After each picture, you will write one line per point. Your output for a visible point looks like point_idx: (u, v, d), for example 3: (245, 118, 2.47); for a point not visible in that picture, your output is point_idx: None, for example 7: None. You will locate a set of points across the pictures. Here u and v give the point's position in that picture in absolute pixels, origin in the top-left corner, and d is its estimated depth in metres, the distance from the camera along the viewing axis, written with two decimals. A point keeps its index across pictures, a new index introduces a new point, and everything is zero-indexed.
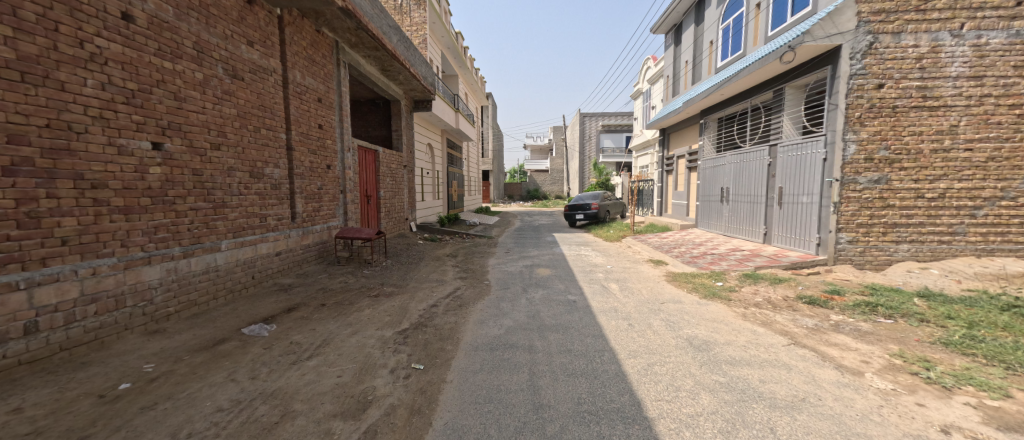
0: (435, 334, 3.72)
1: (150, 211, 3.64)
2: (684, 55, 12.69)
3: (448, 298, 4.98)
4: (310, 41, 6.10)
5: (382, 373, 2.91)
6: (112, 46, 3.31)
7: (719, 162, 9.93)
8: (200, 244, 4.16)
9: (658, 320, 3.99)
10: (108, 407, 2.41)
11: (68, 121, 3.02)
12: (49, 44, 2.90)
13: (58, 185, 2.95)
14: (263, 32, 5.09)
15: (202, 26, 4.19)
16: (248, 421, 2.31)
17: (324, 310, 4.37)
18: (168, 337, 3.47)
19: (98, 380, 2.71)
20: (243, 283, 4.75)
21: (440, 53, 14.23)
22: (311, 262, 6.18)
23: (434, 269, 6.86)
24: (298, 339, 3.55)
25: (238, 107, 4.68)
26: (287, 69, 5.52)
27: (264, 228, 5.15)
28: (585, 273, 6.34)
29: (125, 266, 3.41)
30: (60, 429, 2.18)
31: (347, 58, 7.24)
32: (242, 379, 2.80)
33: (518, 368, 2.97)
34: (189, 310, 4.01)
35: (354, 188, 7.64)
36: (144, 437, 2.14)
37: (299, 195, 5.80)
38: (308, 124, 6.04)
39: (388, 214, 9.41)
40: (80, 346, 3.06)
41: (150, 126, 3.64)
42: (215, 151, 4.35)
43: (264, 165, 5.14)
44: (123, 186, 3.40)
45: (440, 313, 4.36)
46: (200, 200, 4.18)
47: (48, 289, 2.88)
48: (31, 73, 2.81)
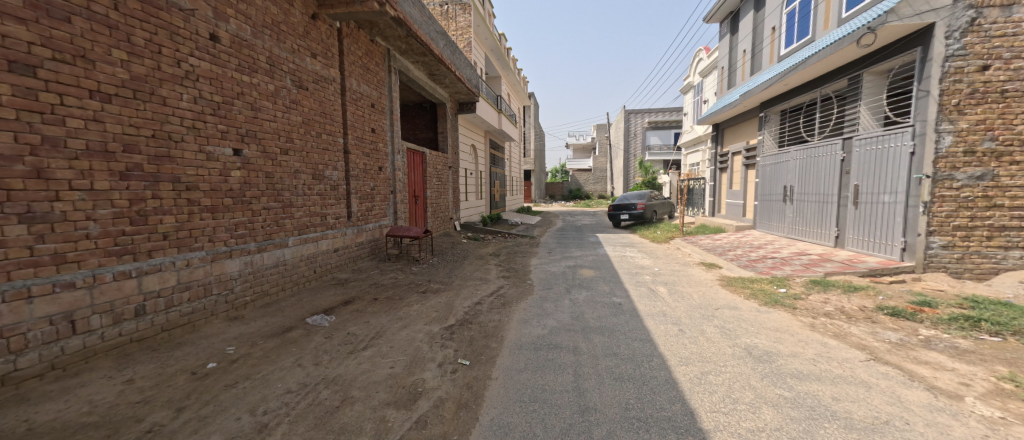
0: (480, 331, 3.80)
1: (231, 210, 4.07)
2: (742, 44, 11.87)
3: (491, 296, 5.07)
4: (365, 51, 6.48)
5: (431, 366, 3.03)
6: (202, 64, 3.75)
7: (782, 158, 9.17)
8: (271, 241, 4.58)
9: (712, 327, 3.78)
10: (199, 383, 2.74)
11: (169, 131, 3.45)
12: (155, 65, 3.34)
13: (162, 188, 3.39)
14: (324, 45, 5.49)
15: (274, 43, 4.61)
16: (313, 404, 2.51)
17: (377, 304, 4.62)
18: (244, 323, 3.86)
19: (191, 358, 3.08)
20: (306, 276, 5.16)
21: (484, 55, 14.50)
22: (364, 259, 6.56)
23: (478, 267, 7.01)
24: (354, 330, 3.79)
25: (303, 114, 5.09)
26: (345, 78, 5.91)
27: (325, 226, 5.55)
28: (630, 275, 6.15)
29: (211, 259, 3.85)
30: (163, 400, 2.52)
31: (398, 64, 7.61)
32: (307, 365, 3.05)
33: (563, 369, 2.96)
34: (262, 300, 4.43)
35: (404, 188, 8.00)
36: (228, 412, 2.40)
37: (354, 195, 6.20)
38: (363, 128, 6.43)
39: (434, 213, 9.75)
40: (177, 327, 3.50)
41: (232, 134, 4.07)
42: (284, 156, 4.76)
43: (325, 167, 5.54)
44: (210, 187, 3.83)
45: (484, 311, 4.45)
46: (272, 200, 4.60)
47: (153, 277, 3.33)
48: (141, 90, 3.24)
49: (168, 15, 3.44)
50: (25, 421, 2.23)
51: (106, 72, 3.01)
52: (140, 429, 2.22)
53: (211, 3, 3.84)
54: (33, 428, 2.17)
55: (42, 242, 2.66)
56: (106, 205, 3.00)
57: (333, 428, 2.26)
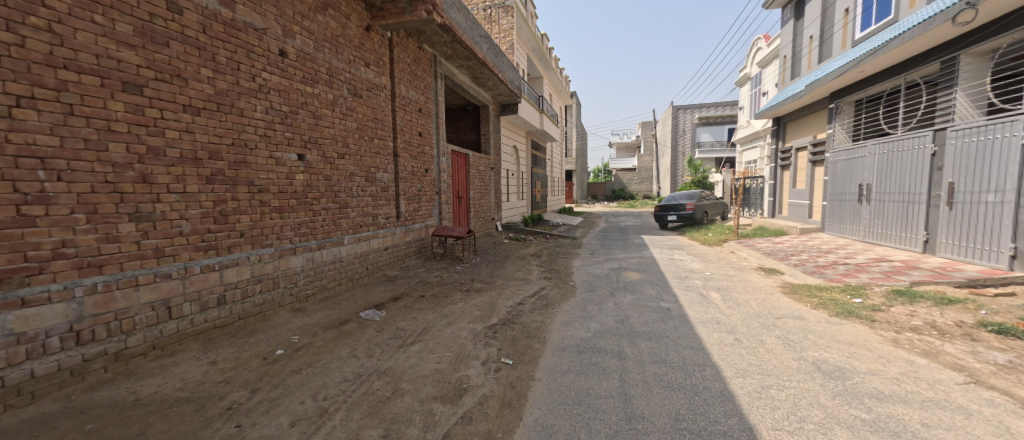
0: (523, 331, 3.82)
1: (296, 211, 4.42)
2: (809, 30, 10.88)
3: (534, 297, 5.08)
4: (413, 58, 6.76)
5: (475, 364, 3.09)
6: (273, 78, 4.12)
7: (857, 153, 8.30)
8: (329, 239, 4.91)
9: (773, 337, 3.51)
10: (270, 367, 3.01)
11: (245, 139, 3.83)
12: (234, 81, 3.72)
13: (239, 190, 3.77)
14: (377, 54, 5.81)
15: (333, 55, 4.95)
16: (367, 393, 2.66)
17: (423, 301, 4.81)
18: (306, 315, 4.18)
19: (262, 344, 3.40)
20: (360, 273, 5.48)
21: (527, 56, 14.58)
22: (411, 257, 6.84)
23: (520, 268, 7.05)
24: (403, 325, 3.97)
25: (358, 120, 5.42)
26: (395, 85, 6.20)
27: (376, 226, 5.87)
28: (679, 279, 5.87)
29: (279, 255, 4.21)
30: (240, 380, 2.80)
31: (443, 69, 7.85)
32: (361, 356, 3.24)
33: (607, 374, 2.89)
34: (321, 293, 4.78)
35: (448, 189, 8.23)
36: (294, 395, 2.62)
37: (403, 197, 6.48)
38: (411, 132, 6.72)
39: (477, 214, 9.94)
40: (251, 316, 3.87)
41: (297, 141, 4.42)
42: (340, 160, 5.09)
43: (377, 170, 5.85)
44: (278, 190, 4.19)
45: (527, 311, 4.47)
46: (330, 201, 4.93)
47: (232, 270, 3.71)
48: (223, 103, 3.62)
49: (246, 35, 3.82)
50: (133, 392, 2.58)
51: (196, 88, 3.40)
52: (222, 406, 2.48)
53: (281, 22, 4.22)
54: (140, 399, 2.51)
55: (147, 237, 3.05)
56: (195, 206, 3.39)
57: (385, 417, 2.38)
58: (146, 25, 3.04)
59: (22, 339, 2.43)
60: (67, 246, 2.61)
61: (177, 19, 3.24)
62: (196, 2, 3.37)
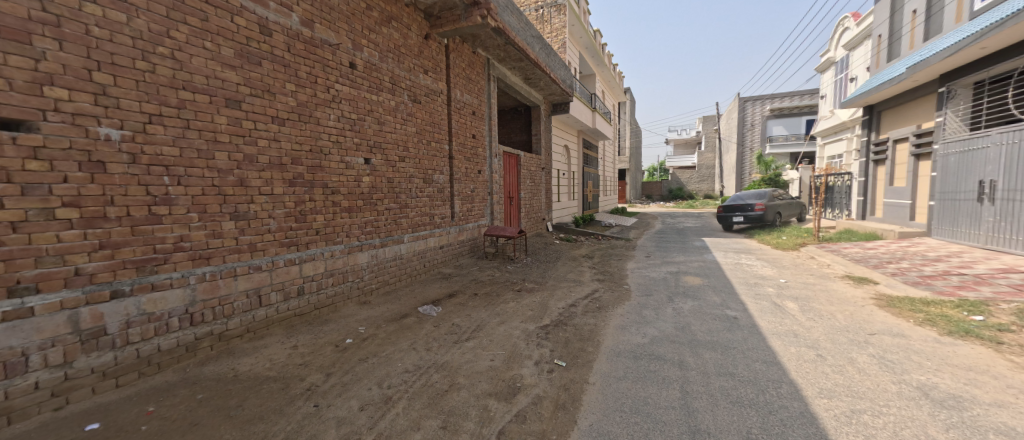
0: (576, 334, 3.77)
1: (362, 211, 4.76)
2: (912, 4, 9.48)
3: (586, 299, 4.98)
4: (468, 62, 6.96)
5: (528, 364, 3.11)
6: (344, 89, 4.48)
7: (976, 144, 7.08)
8: (391, 237, 5.23)
9: (865, 356, 3.12)
10: (341, 354, 3.28)
11: (321, 146, 4.20)
12: (313, 93, 4.10)
13: (315, 192, 4.14)
14: (434, 61, 6.06)
15: (395, 64, 5.26)
16: (426, 385, 2.80)
17: (476, 299, 4.93)
18: (371, 308, 4.49)
19: (334, 333, 3.70)
20: (417, 270, 5.76)
21: (579, 54, 14.33)
22: (465, 256, 7.04)
23: (572, 269, 6.96)
24: (458, 322, 4.11)
25: (417, 125, 5.70)
26: (451, 89, 6.43)
27: (433, 225, 6.13)
28: (747, 286, 5.42)
29: (348, 251, 4.56)
30: (317, 365, 3.09)
31: (497, 72, 7.98)
32: (420, 349, 3.41)
33: (667, 383, 2.76)
34: (383, 288, 5.10)
35: (500, 190, 8.37)
36: (361, 382, 2.83)
37: (457, 197, 6.70)
38: (466, 135, 6.92)
39: (528, 214, 9.98)
40: (324, 307, 4.24)
41: (364, 146, 4.76)
42: (401, 162, 5.40)
43: (434, 172, 6.11)
44: (347, 191, 4.54)
45: (580, 313, 4.40)
46: (392, 202, 5.24)
47: (310, 264, 4.09)
48: (303, 114, 4.00)
49: (322, 51, 4.20)
50: (233, 369, 2.95)
51: (282, 101, 3.79)
52: (302, 386, 2.75)
53: (351, 36, 4.58)
54: (238, 375, 2.87)
55: (243, 234, 3.47)
56: (280, 207, 3.79)
57: (443, 409, 2.49)
58: (244, 48, 3.46)
59: (152, 318, 2.87)
60: (184, 240, 3.05)
61: (267, 40, 3.65)
62: (282, 24, 3.78)
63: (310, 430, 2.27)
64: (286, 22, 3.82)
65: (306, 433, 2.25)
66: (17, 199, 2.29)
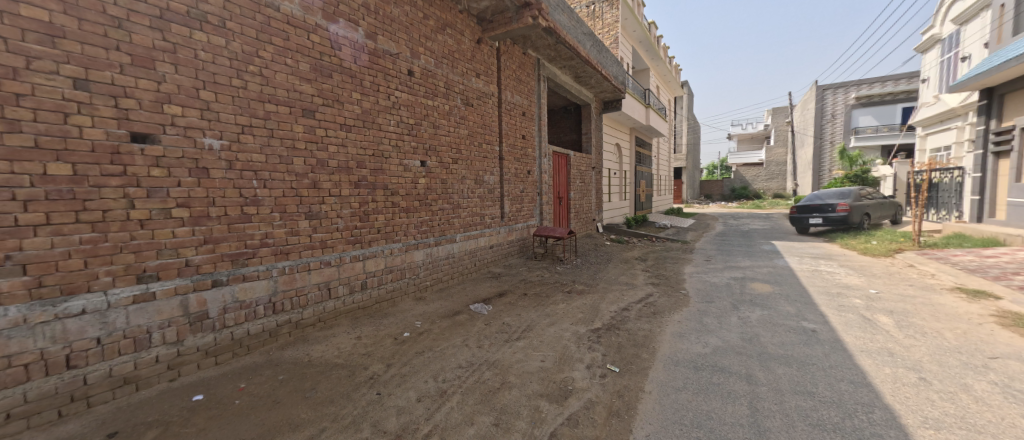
0: (630, 339, 3.65)
1: (418, 211, 4.99)
2: None
3: (640, 303, 4.80)
4: (518, 63, 7.02)
5: (580, 367, 3.07)
6: (403, 95, 4.73)
7: None
8: (444, 236, 5.43)
9: (982, 383, 2.68)
10: (400, 346, 3.48)
11: (382, 150, 4.47)
12: (375, 101, 4.37)
13: (377, 193, 4.42)
14: (486, 64, 6.20)
15: (449, 69, 5.45)
16: (478, 382, 2.87)
17: (526, 299, 4.96)
18: (426, 304, 4.70)
19: (394, 327, 3.93)
20: (468, 268, 5.92)
21: (632, 48, 13.86)
22: (514, 256, 7.12)
23: (624, 271, 6.73)
24: (509, 321, 4.16)
25: (469, 127, 5.87)
26: (501, 91, 6.53)
27: (483, 225, 6.27)
28: (827, 296, 4.88)
29: (405, 249, 4.80)
30: (379, 355, 3.30)
31: (547, 72, 7.97)
32: (472, 346, 3.50)
33: (733, 398, 2.58)
34: (437, 284, 5.31)
35: (549, 190, 8.34)
36: (418, 374, 2.97)
37: (507, 198, 6.79)
38: (516, 136, 6.99)
39: (577, 214, 9.84)
40: (384, 301, 4.52)
41: (420, 149, 4.99)
42: (455, 164, 5.58)
43: (484, 173, 6.24)
44: (405, 192, 4.78)
45: (633, 318, 4.25)
46: (445, 203, 5.43)
47: (372, 261, 4.37)
48: (367, 121, 4.29)
49: (384, 61, 4.47)
50: (308, 354, 3.25)
51: (349, 109, 4.09)
52: (366, 375, 2.95)
53: (410, 45, 4.82)
54: (312, 360, 3.15)
55: (316, 232, 3.80)
56: (347, 207, 4.10)
57: (495, 407, 2.54)
58: (317, 62, 3.79)
59: (243, 305, 3.25)
60: (268, 237, 3.41)
61: (337, 54, 3.96)
62: (350, 38, 4.09)
63: (374, 417, 2.43)
64: (353, 36, 4.12)
65: (370, 419, 2.41)
66: (144, 201, 2.70)
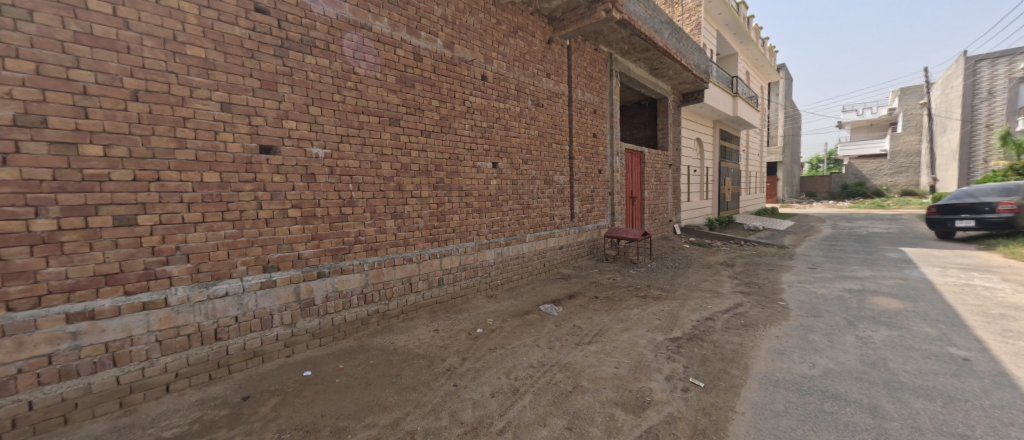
0: (715, 352, 3.36)
1: (490, 211, 5.16)
2: None
3: (727, 313, 4.38)
4: (589, 60, 6.87)
5: (658, 377, 2.91)
6: (477, 100, 4.92)
7: None
8: (514, 236, 5.52)
9: None
10: (474, 342, 3.62)
11: (457, 153, 4.69)
12: (452, 106, 4.61)
13: (452, 195, 4.66)
14: (557, 64, 6.17)
15: (521, 71, 5.54)
16: (550, 383, 2.86)
17: (598, 302, 4.83)
18: (497, 302, 4.83)
19: (468, 322, 4.10)
20: (538, 269, 5.96)
21: (718, 33, 12.70)
22: (584, 257, 6.98)
23: (707, 278, 6.20)
24: (580, 324, 4.09)
25: (540, 128, 5.89)
26: (572, 90, 6.45)
27: (553, 225, 6.25)
28: (983, 318, 3.96)
29: (477, 248, 4.99)
30: (456, 348, 3.47)
31: (620, 66, 7.67)
32: (543, 346, 3.52)
33: (850, 432, 2.23)
34: (507, 283, 5.43)
35: (622, 189, 8.02)
36: (491, 370, 3.07)
37: (577, 198, 6.69)
38: (587, 134, 6.86)
39: (652, 215, 9.34)
40: (458, 297, 4.74)
41: (492, 151, 5.14)
42: (525, 165, 5.65)
43: (554, 173, 6.21)
44: (478, 193, 4.97)
45: (719, 329, 3.89)
46: (515, 203, 5.53)
47: (448, 258, 4.62)
48: (444, 126, 4.54)
49: (460, 68, 4.69)
50: (393, 343, 3.55)
51: (429, 116, 4.37)
52: (444, 366, 3.13)
53: (484, 51, 5.00)
54: (398, 349, 3.44)
55: (400, 231, 4.13)
56: (426, 208, 4.38)
57: (568, 410, 2.52)
58: (402, 74, 4.11)
59: (341, 295, 3.65)
60: (361, 235, 3.80)
61: (418, 65, 4.25)
62: (430, 49, 4.36)
63: (451, 407, 2.57)
64: (433, 47, 4.39)
65: (448, 408, 2.55)
66: (268, 202, 3.18)
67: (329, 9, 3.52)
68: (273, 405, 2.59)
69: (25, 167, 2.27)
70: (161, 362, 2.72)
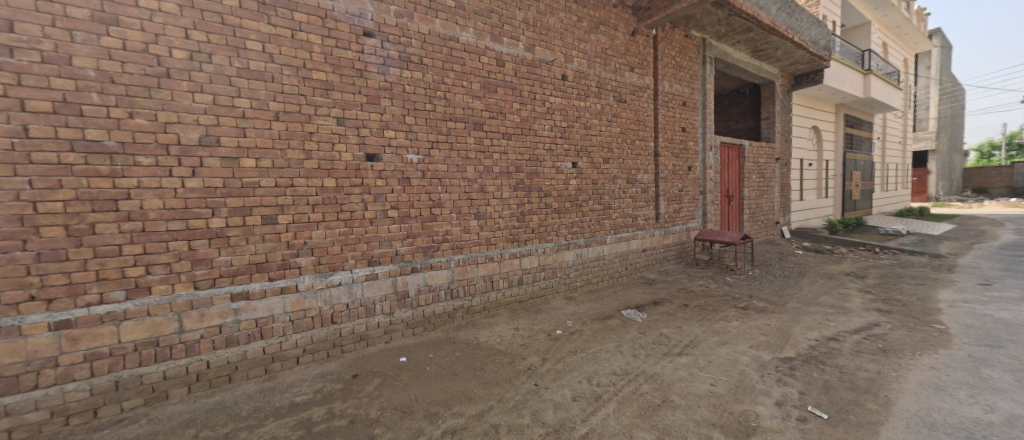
0: (841, 379, 2.88)
1: (570, 212, 5.12)
2: None
3: (857, 334, 3.72)
4: (678, 48, 6.40)
5: (765, 402, 2.60)
6: (557, 100, 4.92)
7: None
8: (594, 238, 5.40)
9: None
10: (554, 343, 3.63)
11: (537, 154, 4.75)
12: (532, 108, 4.68)
13: (532, 195, 4.73)
14: (641, 56, 5.87)
15: (602, 67, 5.39)
16: (636, 394, 2.74)
17: (687, 311, 4.48)
18: (576, 304, 4.78)
19: (547, 323, 4.13)
20: (619, 272, 5.74)
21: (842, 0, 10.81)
22: (671, 261, 6.54)
23: (827, 290, 5.33)
24: (667, 333, 3.84)
25: (622, 125, 5.66)
26: (658, 83, 6.08)
27: (636, 227, 5.96)
28: None
29: (557, 249, 4.99)
30: (536, 348, 3.52)
31: (715, 52, 7.00)
32: (627, 354, 3.38)
33: None
34: (587, 286, 5.32)
35: (716, 188, 7.32)
36: (572, 373, 3.05)
37: (663, 197, 6.28)
38: (674, 129, 6.40)
39: (753, 217, 8.35)
40: (537, 298, 4.80)
41: (572, 151, 5.09)
42: (606, 164, 5.49)
43: (637, 172, 5.92)
44: (557, 193, 4.97)
45: (846, 352, 3.33)
46: (595, 203, 5.39)
47: (527, 259, 4.70)
48: (525, 128, 4.63)
49: (540, 69, 4.74)
50: (477, 338, 3.73)
51: (510, 119, 4.50)
52: (525, 364, 3.20)
53: (564, 51, 4.98)
54: (480, 344, 3.61)
55: (482, 231, 4.32)
56: (507, 208, 4.51)
57: (657, 425, 2.38)
58: (486, 80, 4.30)
59: (431, 289, 3.95)
60: (448, 234, 4.07)
61: (501, 70, 4.41)
62: (512, 54, 4.49)
63: (533, 406, 2.61)
64: (514, 52, 4.51)
65: (530, 407, 2.59)
66: (372, 204, 3.58)
67: (423, 26, 3.84)
68: (377, 385, 2.91)
69: (206, 177, 2.88)
70: (293, 339, 3.24)
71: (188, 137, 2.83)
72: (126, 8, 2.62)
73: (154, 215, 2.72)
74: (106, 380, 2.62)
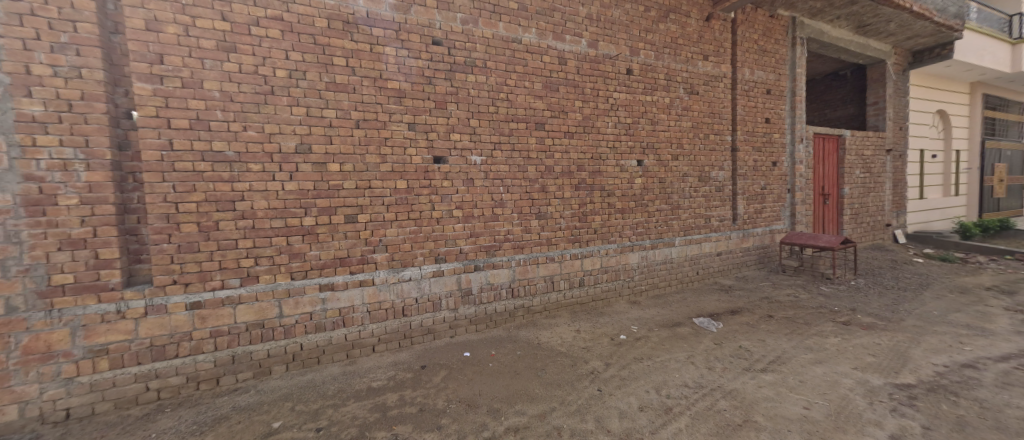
0: (981, 416, 2.37)
1: (634, 212, 4.89)
2: None
3: (1005, 363, 3.04)
4: (762, 31, 5.80)
5: (876, 434, 2.23)
6: (622, 96, 4.73)
7: None
8: (662, 239, 5.10)
9: None
10: (619, 348, 3.49)
11: (600, 152, 4.62)
12: (595, 105, 4.56)
13: (595, 195, 4.60)
14: (717, 42, 5.41)
15: (672, 58, 5.07)
16: (713, 410, 2.53)
17: (772, 323, 4.03)
18: (641, 309, 4.56)
19: (610, 327, 3.99)
20: (689, 276, 5.36)
21: None
22: (750, 267, 5.94)
23: (958, 307, 4.44)
24: (748, 346, 3.49)
25: (693, 119, 5.28)
26: (737, 70, 5.57)
27: (709, 228, 5.52)
28: None
29: (620, 250, 4.80)
30: (599, 352, 3.42)
31: (808, 32, 6.22)
32: (700, 365, 3.14)
33: None
34: (653, 290, 5.05)
35: (807, 186, 6.50)
36: (640, 381, 2.91)
37: (742, 196, 5.73)
38: (756, 120, 5.81)
39: (856, 217, 7.26)
40: (599, 300, 4.67)
41: (637, 149, 4.86)
42: (675, 161, 5.15)
43: (712, 168, 5.47)
44: (621, 193, 4.78)
45: (987, 384, 2.75)
46: (663, 203, 5.10)
47: (589, 259, 4.58)
48: (587, 126, 4.52)
49: (604, 65, 4.60)
50: (538, 337, 3.73)
51: (572, 117, 4.43)
52: (587, 368, 3.12)
53: (630, 44, 4.76)
54: (542, 343, 3.60)
55: (543, 230, 4.30)
56: (569, 208, 4.45)
57: None
58: (548, 80, 4.27)
59: (493, 287, 4.03)
60: (510, 234, 4.12)
61: (563, 68, 4.35)
62: (575, 51, 4.41)
63: (597, 412, 2.54)
64: (577, 49, 4.42)
65: (594, 413, 2.52)
66: (439, 204, 3.75)
67: (487, 30, 3.93)
68: (443, 377, 3.05)
69: (300, 181, 3.25)
70: (370, 328, 3.51)
71: (286, 145, 3.20)
72: (242, 37, 3.04)
73: (261, 214, 3.13)
74: (225, 354, 3.06)
